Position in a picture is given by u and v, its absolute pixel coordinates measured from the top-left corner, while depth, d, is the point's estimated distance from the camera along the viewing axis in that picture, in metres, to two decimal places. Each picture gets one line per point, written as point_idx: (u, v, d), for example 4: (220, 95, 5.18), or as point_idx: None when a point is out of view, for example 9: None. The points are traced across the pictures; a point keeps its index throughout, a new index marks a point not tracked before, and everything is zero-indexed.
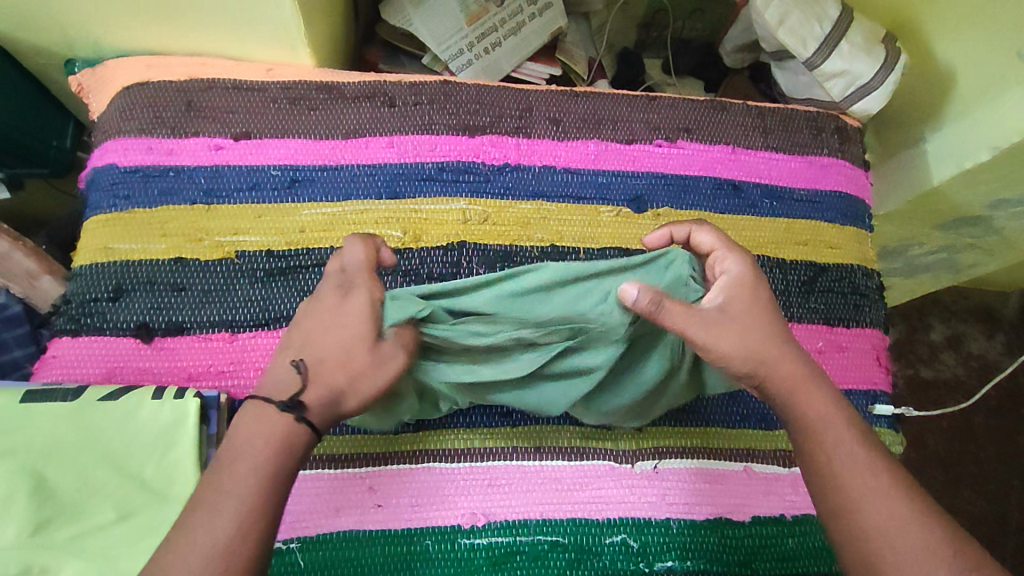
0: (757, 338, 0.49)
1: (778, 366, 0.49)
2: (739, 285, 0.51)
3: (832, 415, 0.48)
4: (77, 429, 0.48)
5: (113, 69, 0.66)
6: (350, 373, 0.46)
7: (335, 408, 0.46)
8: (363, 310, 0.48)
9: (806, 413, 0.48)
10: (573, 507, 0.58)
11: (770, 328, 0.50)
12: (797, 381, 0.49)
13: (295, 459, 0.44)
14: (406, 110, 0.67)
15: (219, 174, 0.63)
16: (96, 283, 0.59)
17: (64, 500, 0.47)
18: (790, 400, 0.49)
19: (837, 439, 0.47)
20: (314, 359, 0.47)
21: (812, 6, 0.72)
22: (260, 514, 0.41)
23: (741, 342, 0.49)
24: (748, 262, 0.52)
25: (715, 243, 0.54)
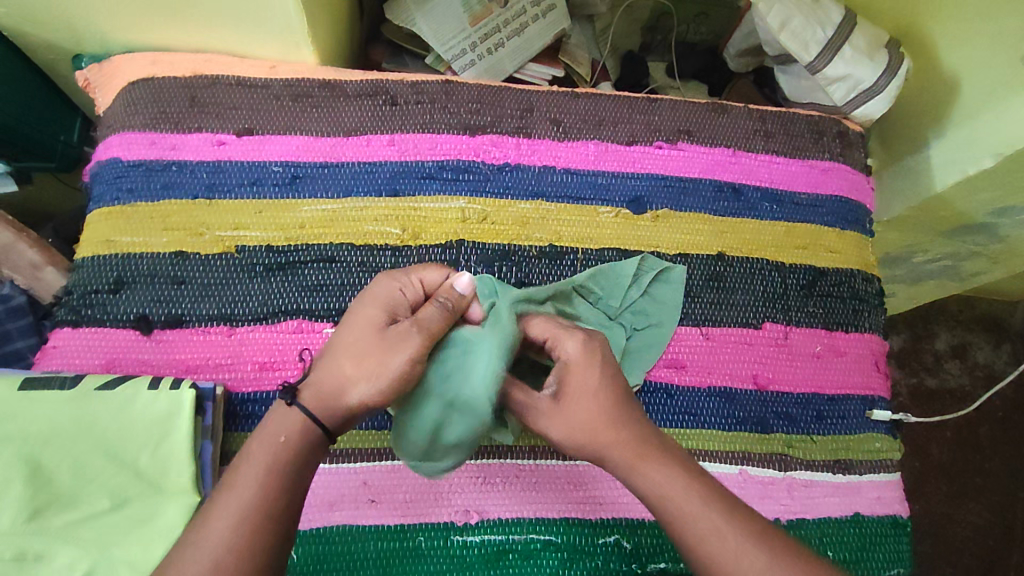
0: (585, 427, 0.48)
1: (611, 446, 0.47)
2: (571, 368, 0.49)
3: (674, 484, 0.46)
4: (73, 417, 0.49)
5: (119, 64, 0.67)
6: (352, 360, 0.47)
7: (336, 397, 0.47)
8: (380, 302, 0.50)
9: (647, 491, 0.46)
10: (567, 507, 0.58)
11: (604, 413, 0.48)
12: (637, 458, 0.47)
13: (295, 454, 0.45)
14: (407, 108, 0.67)
15: (220, 169, 0.63)
16: (97, 275, 0.60)
17: (60, 488, 0.48)
18: (629, 476, 0.47)
19: (685, 512, 0.44)
20: (327, 348, 0.49)
21: (815, 11, 0.72)
22: (268, 507, 0.42)
23: (570, 431, 0.48)
24: (585, 342, 0.50)
25: (552, 331, 0.52)
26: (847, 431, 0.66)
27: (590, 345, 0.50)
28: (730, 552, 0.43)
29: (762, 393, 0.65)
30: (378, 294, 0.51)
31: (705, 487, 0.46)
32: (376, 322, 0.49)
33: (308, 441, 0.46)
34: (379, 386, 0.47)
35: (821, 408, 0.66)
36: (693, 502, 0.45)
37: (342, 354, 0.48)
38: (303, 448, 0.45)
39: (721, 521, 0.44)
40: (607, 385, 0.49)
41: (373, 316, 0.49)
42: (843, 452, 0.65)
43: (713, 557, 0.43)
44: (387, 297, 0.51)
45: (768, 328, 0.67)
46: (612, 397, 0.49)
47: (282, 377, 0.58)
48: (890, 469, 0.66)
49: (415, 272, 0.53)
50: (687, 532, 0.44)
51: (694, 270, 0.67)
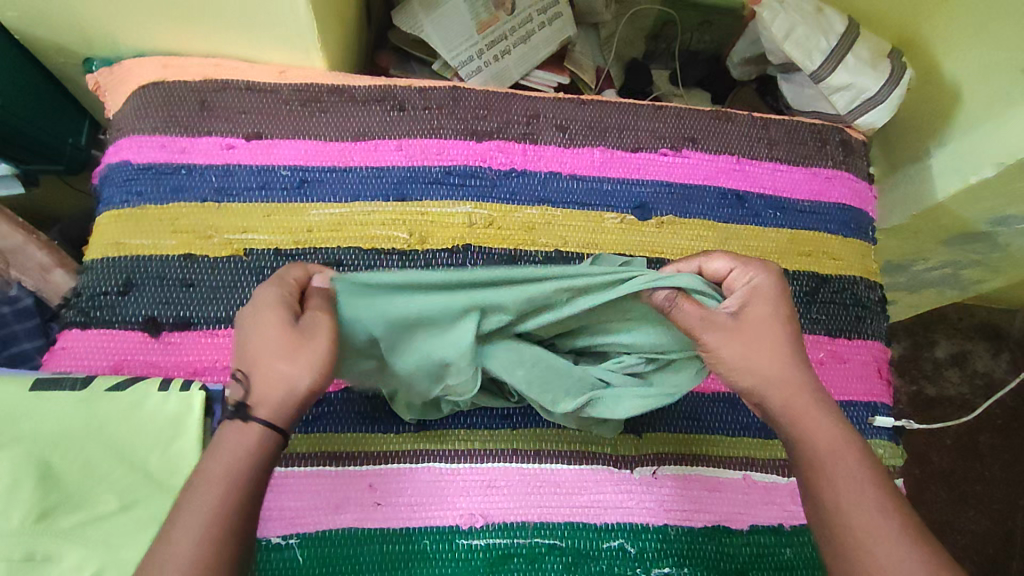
0: (766, 356, 0.47)
1: (788, 394, 0.47)
2: (758, 298, 0.49)
3: (840, 445, 0.46)
4: (85, 418, 0.49)
5: (131, 68, 0.67)
6: (282, 360, 0.44)
7: (286, 401, 0.44)
8: (269, 304, 0.46)
9: (815, 440, 0.46)
10: (571, 511, 0.58)
11: (783, 345, 0.48)
12: (807, 406, 0.47)
13: (253, 463, 0.43)
14: (415, 114, 0.68)
15: (229, 172, 0.64)
16: (107, 277, 0.60)
17: (69, 490, 0.47)
18: (795, 424, 0.46)
19: (841, 471, 0.45)
20: (248, 362, 0.45)
21: (818, 21, 0.73)
22: (234, 516, 0.41)
23: (749, 354, 0.47)
24: (771, 273, 0.50)
25: (734, 261, 0.50)
26: None
27: (778, 278, 0.50)
28: (875, 516, 0.43)
29: None
30: (265, 302, 0.46)
31: (861, 446, 0.46)
32: (279, 326, 0.45)
33: (267, 450, 0.44)
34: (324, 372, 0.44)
35: None
36: (847, 459, 0.45)
37: (268, 359, 0.44)
38: (262, 462, 0.43)
39: (870, 487, 0.44)
40: (789, 318, 0.49)
41: (270, 321, 0.45)
42: None
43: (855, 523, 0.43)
44: (275, 300, 0.46)
45: None
46: (789, 334, 0.48)
47: None
48: (893, 476, 0.66)
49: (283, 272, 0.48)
50: (831, 488, 0.44)
51: None
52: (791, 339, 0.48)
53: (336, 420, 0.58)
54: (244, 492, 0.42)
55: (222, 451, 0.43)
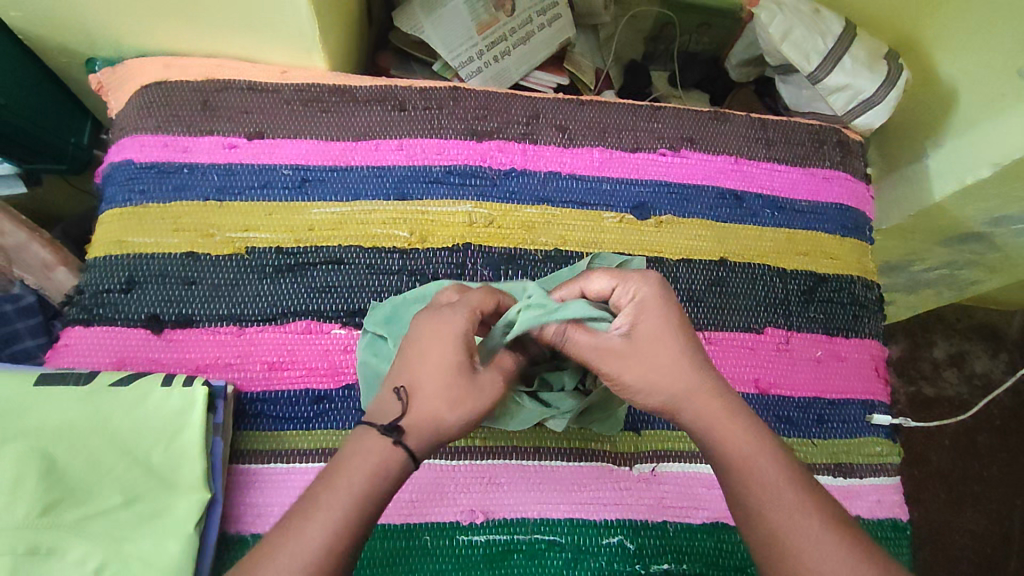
0: (664, 370, 0.45)
1: (696, 406, 0.45)
2: (645, 313, 0.47)
3: (756, 452, 0.44)
4: (87, 413, 0.49)
5: (133, 68, 0.68)
6: (449, 403, 0.43)
7: (432, 437, 0.43)
8: (459, 338, 0.45)
9: (730, 450, 0.44)
10: (571, 507, 0.58)
11: (682, 355, 0.46)
12: (719, 413, 0.45)
13: (386, 491, 0.41)
14: (416, 114, 0.68)
15: (231, 172, 0.64)
16: (110, 274, 0.60)
17: (72, 484, 0.48)
18: (710, 434, 0.45)
19: (761, 475, 0.43)
20: (412, 385, 0.44)
21: (815, 22, 0.74)
22: (351, 543, 0.39)
23: (648, 373, 0.45)
24: (655, 283, 0.48)
25: (619, 276, 0.48)
26: (848, 435, 0.67)
27: (660, 285, 0.48)
28: (797, 519, 0.42)
29: (764, 397, 0.65)
30: (434, 336, 0.44)
31: (778, 444, 0.45)
32: (463, 363, 0.44)
33: (397, 477, 0.42)
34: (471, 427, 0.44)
35: (822, 412, 0.67)
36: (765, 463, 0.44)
37: (436, 385, 0.43)
38: (394, 486, 0.41)
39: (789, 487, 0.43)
40: (680, 329, 0.47)
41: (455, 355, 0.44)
42: (842, 455, 0.66)
43: (788, 529, 0.42)
44: (462, 334, 0.45)
45: (769, 332, 0.68)
46: (686, 341, 0.46)
47: (290, 377, 0.59)
48: (890, 473, 0.66)
49: (477, 300, 0.47)
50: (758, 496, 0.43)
51: (696, 274, 0.68)
52: (687, 347, 0.46)
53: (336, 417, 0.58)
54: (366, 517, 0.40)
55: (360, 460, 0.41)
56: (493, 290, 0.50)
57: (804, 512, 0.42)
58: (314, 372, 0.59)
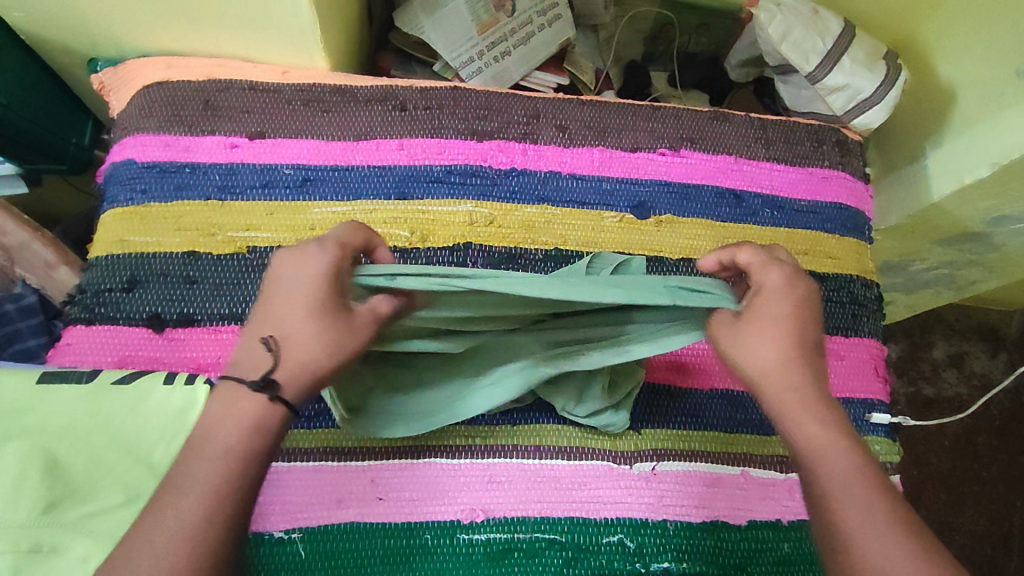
0: (763, 351, 0.47)
1: (784, 393, 0.47)
2: (771, 296, 0.48)
3: (830, 447, 0.45)
4: (91, 411, 0.50)
5: (136, 68, 0.68)
6: (322, 345, 0.45)
7: (312, 382, 0.45)
8: (321, 279, 0.46)
9: (800, 440, 0.46)
10: (571, 506, 0.58)
11: (784, 344, 0.47)
12: (805, 402, 0.46)
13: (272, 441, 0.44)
14: (416, 114, 0.68)
15: (232, 171, 0.64)
16: (112, 274, 0.61)
17: (75, 482, 0.47)
18: (785, 423, 0.47)
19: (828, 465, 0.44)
20: (279, 331, 0.45)
21: (814, 23, 0.74)
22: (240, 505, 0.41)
23: (756, 354, 0.47)
24: (790, 274, 0.49)
25: (755, 259, 0.49)
26: None
27: (794, 273, 0.49)
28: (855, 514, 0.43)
29: None
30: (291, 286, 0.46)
31: (857, 444, 0.45)
32: (331, 302, 0.45)
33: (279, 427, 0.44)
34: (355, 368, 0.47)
35: None
36: (838, 455, 0.45)
37: (296, 327, 0.45)
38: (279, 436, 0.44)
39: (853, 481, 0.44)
40: (795, 316, 0.48)
41: (314, 295, 0.45)
42: None
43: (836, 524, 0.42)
44: (328, 274, 0.46)
45: None
46: (798, 331, 0.48)
47: None
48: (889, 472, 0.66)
49: (337, 237, 0.48)
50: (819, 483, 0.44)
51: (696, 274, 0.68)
52: (795, 338, 0.47)
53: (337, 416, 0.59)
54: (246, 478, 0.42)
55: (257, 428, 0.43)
56: (359, 227, 0.50)
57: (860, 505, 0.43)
58: None
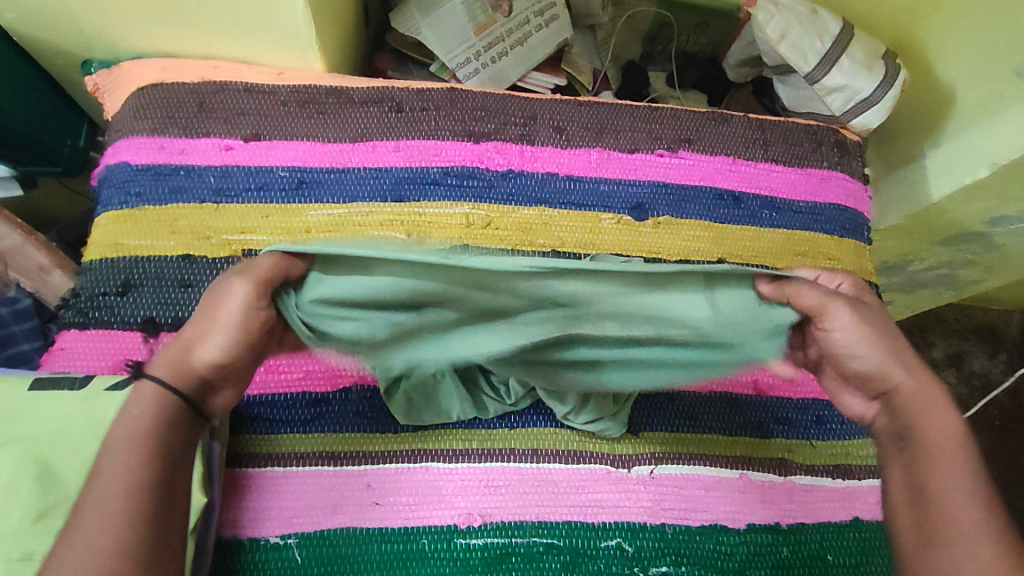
0: (892, 345, 0.49)
1: (915, 393, 0.48)
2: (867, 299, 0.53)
3: (958, 444, 0.47)
4: (83, 417, 0.49)
5: (130, 70, 0.68)
6: (196, 324, 0.46)
7: (187, 361, 0.46)
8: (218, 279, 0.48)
9: (934, 438, 0.47)
10: (569, 510, 0.58)
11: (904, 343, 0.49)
12: (925, 399, 0.48)
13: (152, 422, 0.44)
14: (413, 115, 0.68)
15: (227, 173, 0.64)
16: (106, 278, 0.60)
17: (67, 489, 0.46)
18: (916, 421, 0.48)
19: (944, 455, 0.47)
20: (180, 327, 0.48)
21: (813, 23, 0.74)
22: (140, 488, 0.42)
23: (879, 354, 0.48)
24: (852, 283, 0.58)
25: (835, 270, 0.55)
26: (848, 436, 0.65)
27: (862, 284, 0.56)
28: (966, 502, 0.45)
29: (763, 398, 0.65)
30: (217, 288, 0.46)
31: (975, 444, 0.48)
32: (215, 290, 0.46)
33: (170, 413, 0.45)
34: (226, 341, 0.45)
35: (820, 413, 0.66)
36: (949, 446, 0.47)
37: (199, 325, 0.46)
38: (152, 415, 0.44)
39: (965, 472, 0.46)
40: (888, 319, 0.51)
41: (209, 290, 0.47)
42: (842, 457, 0.65)
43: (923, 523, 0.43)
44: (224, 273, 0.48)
45: None
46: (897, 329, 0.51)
47: (288, 380, 0.59)
48: None
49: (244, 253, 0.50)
50: (936, 475, 0.46)
51: None
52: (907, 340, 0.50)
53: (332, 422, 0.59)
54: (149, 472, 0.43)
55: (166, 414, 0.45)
56: None
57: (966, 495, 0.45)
58: (311, 375, 0.59)
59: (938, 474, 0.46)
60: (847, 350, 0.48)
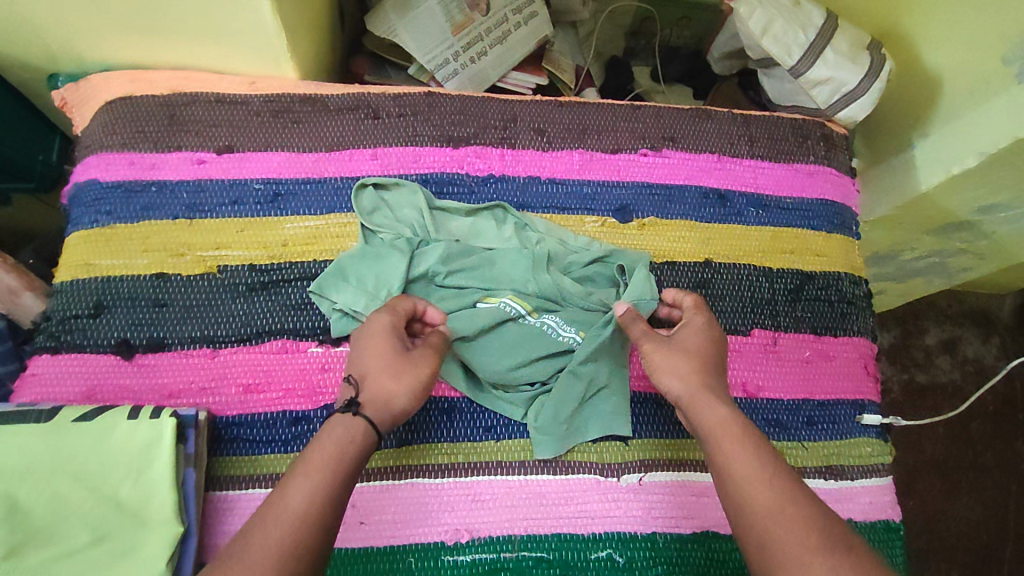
0: (679, 356, 0.53)
1: (689, 395, 0.51)
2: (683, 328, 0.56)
3: (731, 428, 0.49)
4: (50, 452, 0.47)
5: (97, 84, 0.66)
6: (390, 376, 0.50)
7: (386, 409, 0.49)
8: (382, 333, 0.52)
9: (708, 421, 0.49)
10: (558, 522, 0.57)
11: (693, 359, 0.53)
12: (698, 393, 0.51)
13: (353, 454, 0.46)
14: (390, 122, 0.66)
15: (201, 188, 0.62)
16: (77, 299, 0.58)
17: (38, 524, 0.45)
18: (691, 408, 0.51)
19: (725, 445, 0.48)
20: (362, 371, 0.51)
21: (796, 15, 0.72)
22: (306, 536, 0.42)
23: (669, 373, 0.52)
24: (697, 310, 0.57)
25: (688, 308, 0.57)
26: (838, 436, 0.65)
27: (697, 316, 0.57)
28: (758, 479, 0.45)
29: (752, 401, 0.64)
30: (381, 326, 0.52)
31: (751, 432, 0.49)
32: (394, 344, 0.51)
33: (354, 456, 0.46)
34: (418, 392, 0.50)
35: (811, 414, 0.65)
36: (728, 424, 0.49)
37: (390, 380, 0.50)
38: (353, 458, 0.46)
39: (748, 448, 0.47)
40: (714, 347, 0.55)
41: (386, 344, 0.51)
42: (834, 457, 0.64)
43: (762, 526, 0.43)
44: (385, 327, 0.52)
45: (757, 334, 0.66)
46: (698, 354, 0.53)
47: (267, 400, 0.57)
48: (881, 473, 0.65)
49: (395, 306, 0.54)
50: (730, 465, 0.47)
51: (680, 278, 0.67)
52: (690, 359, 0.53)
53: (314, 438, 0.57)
54: (335, 488, 0.44)
55: (330, 441, 0.47)
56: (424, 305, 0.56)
57: (762, 477, 0.45)
58: (291, 394, 0.57)
59: (732, 471, 0.46)
60: (655, 372, 0.53)
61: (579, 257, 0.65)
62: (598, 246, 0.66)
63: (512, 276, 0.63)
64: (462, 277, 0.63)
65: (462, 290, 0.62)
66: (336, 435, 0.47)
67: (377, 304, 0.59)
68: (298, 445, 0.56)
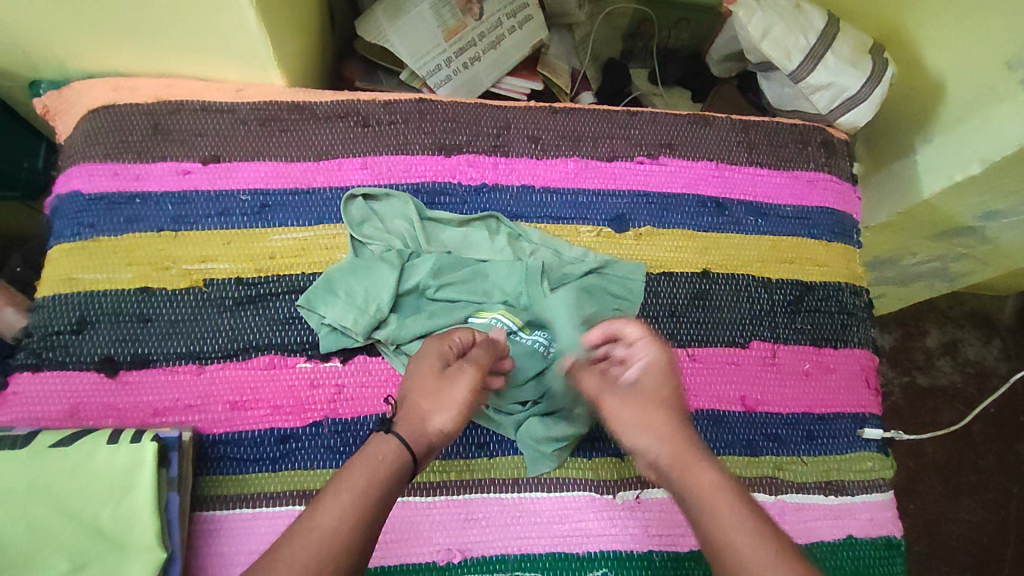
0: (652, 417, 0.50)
1: (671, 458, 0.48)
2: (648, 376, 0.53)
3: (716, 492, 0.46)
4: (27, 480, 0.46)
5: (78, 91, 0.64)
6: (426, 396, 0.49)
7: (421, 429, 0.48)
8: (428, 357, 0.52)
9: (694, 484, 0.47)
10: (552, 541, 0.56)
11: (670, 419, 0.50)
12: (679, 455, 0.48)
13: (387, 472, 0.45)
14: (380, 130, 0.65)
15: (186, 199, 0.61)
16: (59, 315, 0.57)
17: (15, 554, 0.44)
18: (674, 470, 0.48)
19: (715, 510, 0.45)
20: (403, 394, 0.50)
21: (796, 19, 0.70)
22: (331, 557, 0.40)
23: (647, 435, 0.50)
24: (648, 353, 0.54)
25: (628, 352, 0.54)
26: (838, 451, 0.64)
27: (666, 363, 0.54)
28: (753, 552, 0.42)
29: (751, 415, 0.63)
30: (429, 350, 0.52)
31: (740, 496, 0.46)
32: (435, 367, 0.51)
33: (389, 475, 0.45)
34: (457, 413, 0.49)
35: (811, 427, 0.64)
36: (714, 488, 0.46)
37: (423, 399, 0.49)
38: (388, 478, 0.44)
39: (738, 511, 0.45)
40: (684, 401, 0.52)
41: (430, 366, 0.51)
42: (834, 472, 0.63)
43: None
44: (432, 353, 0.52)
45: (755, 346, 0.65)
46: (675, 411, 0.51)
47: (254, 417, 0.56)
48: (882, 488, 0.64)
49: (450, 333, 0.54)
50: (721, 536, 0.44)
51: (678, 288, 0.65)
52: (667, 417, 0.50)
53: (301, 456, 0.55)
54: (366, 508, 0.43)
55: (369, 457, 0.45)
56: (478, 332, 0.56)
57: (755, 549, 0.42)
58: (279, 410, 0.56)
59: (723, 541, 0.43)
60: (630, 433, 0.51)
61: (573, 268, 0.64)
62: (594, 257, 0.65)
63: (505, 288, 0.62)
64: (454, 291, 0.61)
65: (454, 304, 0.61)
66: (368, 454, 0.45)
67: (366, 320, 0.58)
68: (285, 463, 0.55)
